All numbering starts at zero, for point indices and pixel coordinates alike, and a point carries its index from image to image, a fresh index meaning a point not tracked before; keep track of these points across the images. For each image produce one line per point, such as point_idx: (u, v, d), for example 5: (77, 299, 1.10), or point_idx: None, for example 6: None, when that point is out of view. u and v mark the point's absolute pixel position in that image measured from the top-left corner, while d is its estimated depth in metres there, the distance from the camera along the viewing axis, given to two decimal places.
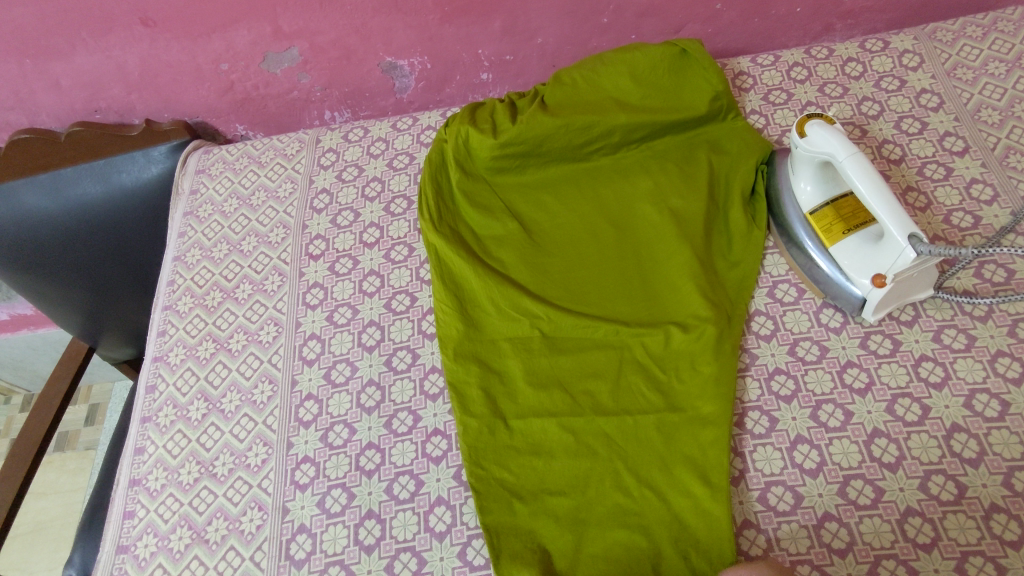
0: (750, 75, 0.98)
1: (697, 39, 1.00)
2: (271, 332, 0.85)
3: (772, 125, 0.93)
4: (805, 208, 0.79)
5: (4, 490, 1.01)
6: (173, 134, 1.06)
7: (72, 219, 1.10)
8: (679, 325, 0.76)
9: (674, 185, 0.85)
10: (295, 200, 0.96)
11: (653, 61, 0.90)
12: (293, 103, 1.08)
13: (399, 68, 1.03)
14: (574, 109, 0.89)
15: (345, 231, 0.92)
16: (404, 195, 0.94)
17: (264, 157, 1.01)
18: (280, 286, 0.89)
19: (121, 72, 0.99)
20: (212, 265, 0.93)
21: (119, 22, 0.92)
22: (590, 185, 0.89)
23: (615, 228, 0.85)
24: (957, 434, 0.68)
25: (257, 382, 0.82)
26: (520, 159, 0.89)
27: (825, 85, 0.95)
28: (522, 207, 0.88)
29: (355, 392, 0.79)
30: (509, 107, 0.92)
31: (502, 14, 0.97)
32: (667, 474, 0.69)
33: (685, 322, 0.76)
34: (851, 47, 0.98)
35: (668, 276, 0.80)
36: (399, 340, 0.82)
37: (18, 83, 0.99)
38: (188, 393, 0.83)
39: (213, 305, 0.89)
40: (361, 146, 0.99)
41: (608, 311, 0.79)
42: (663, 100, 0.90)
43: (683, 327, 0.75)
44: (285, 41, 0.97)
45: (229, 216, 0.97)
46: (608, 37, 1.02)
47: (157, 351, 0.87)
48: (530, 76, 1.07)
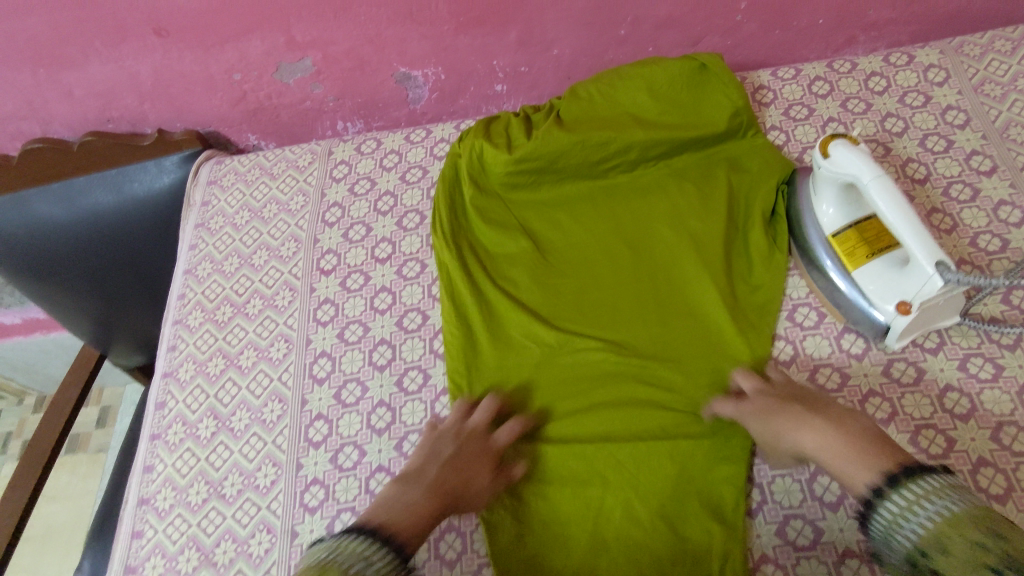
0: (771, 89, 0.95)
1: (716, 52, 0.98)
2: (281, 349, 0.84)
3: (793, 142, 0.91)
4: (827, 230, 0.76)
5: (16, 499, 1.01)
6: (185, 144, 1.05)
7: (85, 228, 1.10)
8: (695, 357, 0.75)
9: (691, 207, 0.84)
10: (306, 213, 0.95)
11: (671, 75, 0.88)
12: (305, 113, 1.07)
13: (412, 78, 1.02)
14: (590, 124, 0.88)
15: (357, 246, 0.91)
16: (417, 210, 0.93)
17: (276, 169, 1.00)
18: (292, 301, 0.88)
19: (134, 82, 0.98)
20: (224, 279, 0.92)
21: (132, 32, 0.91)
22: (605, 203, 0.87)
23: (629, 247, 0.84)
24: (983, 468, 0.66)
25: (267, 400, 0.81)
26: (534, 175, 0.88)
27: (848, 100, 0.93)
28: (536, 225, 0.87)
29: (366, 412, 0.78)
30: (524, 121, 0.91)
31: (518, 25, 0.95)
32: (680, 507, 0.67)
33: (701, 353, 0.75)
34: (875, 61, 0.96)
35: (683, 302, 0.79)
36: (410, 359, 0.81)
37: (31, 92, 0.98)
38: (198, 410, 0.82)
39: (224, 319, 0.88)
40: (374, 158, 0.98)
41: (622, 336, 0.78)
42: (682, 115, 0.88)
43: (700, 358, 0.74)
44: (298, 52, 0.96)
45: (240, 229, 0.96)
46: (625, 49, 1.00)
47: (167, 366, 0.87)
48: (545, 87, 1.06)
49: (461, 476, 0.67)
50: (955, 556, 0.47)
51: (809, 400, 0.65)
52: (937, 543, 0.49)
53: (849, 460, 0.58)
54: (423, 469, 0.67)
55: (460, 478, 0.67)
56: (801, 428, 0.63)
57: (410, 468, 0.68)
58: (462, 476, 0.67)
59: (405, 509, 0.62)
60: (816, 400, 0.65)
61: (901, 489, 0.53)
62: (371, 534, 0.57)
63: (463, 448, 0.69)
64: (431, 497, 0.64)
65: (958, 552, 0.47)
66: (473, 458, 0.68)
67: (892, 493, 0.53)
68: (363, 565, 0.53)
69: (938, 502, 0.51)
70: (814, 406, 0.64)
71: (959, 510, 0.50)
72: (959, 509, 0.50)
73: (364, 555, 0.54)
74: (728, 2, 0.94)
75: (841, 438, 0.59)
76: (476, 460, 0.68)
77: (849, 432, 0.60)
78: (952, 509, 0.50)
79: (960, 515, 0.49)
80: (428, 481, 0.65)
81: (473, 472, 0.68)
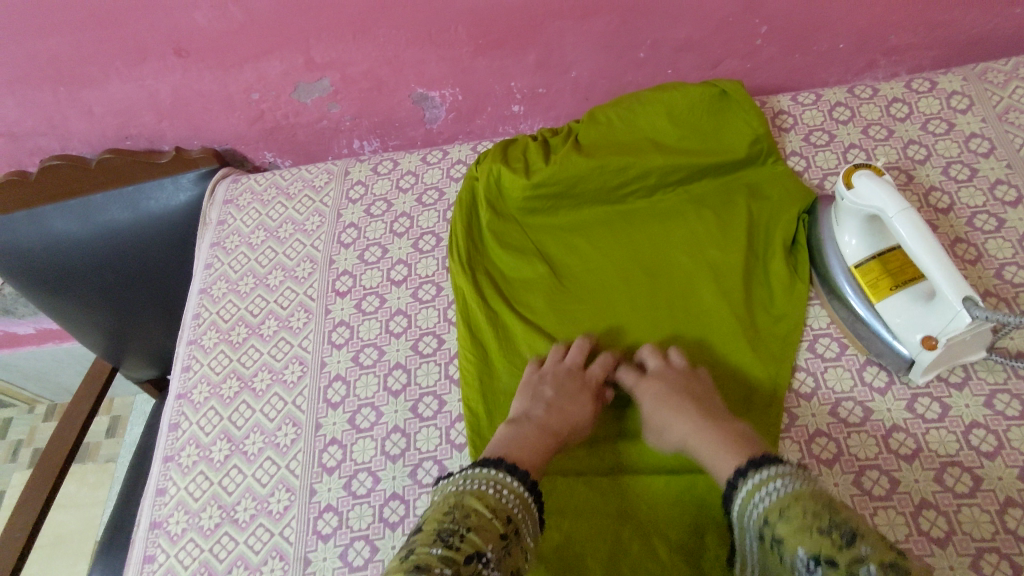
0: (790, 114, 0.95)
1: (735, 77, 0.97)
2: (295, 372, 0.84)
3: (814, 168, 0.90)
4: (849, 260, 0.75)
5: (27, 512, 1.03)
6: (202, 162, 1.05)
7: (101, 244, 1.10)
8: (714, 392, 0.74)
9: (710, 234, 0.83)
10: (322, 233, 0.95)
11: (691, 101, 0.87)
12: (322, 132, 1.07)
13: (430, 99, 1.02)
14: (609, 149, 0.87)
15: (373, 267, 0.91)
16: (433, 232, 0.92)
17: (292, 189, 1.00)
18: (307, 323, 0.87)
19: (153, 101, 0.98)
20: (238, 299, 0.92)
21: (152, 52, 0.91)
22: (622, 228, 0.87)
23: (647, 273, 0.83)
24: (1011, 509, 0.65)
25: (281, 424, 0.80)
26: (552, 200, 0.88)
27: (869, 127, 0.92)
28: (554, 250, 0.87)
29: (381, 438, 0.77)
30: (542, 145, 0.91)
31: (536, 47, 0.95)
32: (700, 543, 0.66)
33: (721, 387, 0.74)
34: (896, 87, 0.95)
35: (701, 331, 0.78)
36: (426, 384, 0.80)
37: (51, 110, 0.98)
38: (211, 433, 0.81)
39: (239, 341, 0.88)
40: (390, 179, 0.98)
41: (640, 365, 0.77)
42: (702, 141, 0.87)
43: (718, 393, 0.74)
44: (316, 72, 0.96)
45: (256, 249, 0.96)
46: (643, 72, 1.00)
47: (180, 388, 0.86)
48: (562, 109, 1.05)
49: (572, 422, 0.71)
50: (793, 526, 0.52)
51: (694, 390, 0.70)
52: (778, 514, 0.54)
53: (715, 453, 0.63)
54: (532, 406, 0.72)
55: (566, 421, 0.71)
56: (678, 418, 0.68)
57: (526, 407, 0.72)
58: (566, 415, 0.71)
59: (522, 449, 0.66)
60: (704, 393, 0.70)
61: (748, 477, 0.58)
62: (506, 465, 0.63)
63: (571, 392, 0.72)
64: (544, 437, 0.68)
65: (795, 522, 0.52)
66: (578, 401, 0.72)
67: (749, 477, 0.58)
68: (495, 492, 0.60)
69: (786, 482, 0.55)
70: (693, 398, 0.69)
71: (803, 488, 0.54)
72: (803, 487, 0.54)
73: (490, 481, 0.61)
74: (749, 26, 0.94)
75: (713, 433, 0.65)
76: (579, 404, 0.72)
77: (719, 428, 0.65)
78: (795, 487, 0.55)
79: (803, 491, 0.54)
80: (540, 424, 0.69)
81: (575, 414, 0.71)
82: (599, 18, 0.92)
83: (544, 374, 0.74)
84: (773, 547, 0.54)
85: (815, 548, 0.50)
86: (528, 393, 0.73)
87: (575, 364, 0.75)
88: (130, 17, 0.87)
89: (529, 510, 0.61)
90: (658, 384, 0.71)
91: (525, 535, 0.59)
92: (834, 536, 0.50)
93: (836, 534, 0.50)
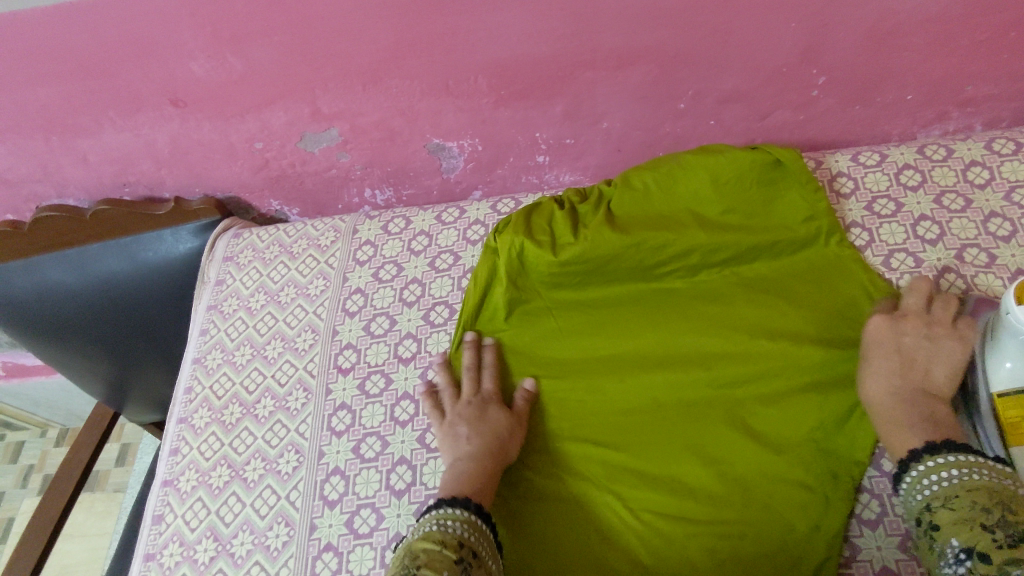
0: (850, 177, 0.84)
1: (822, 154, 0.87)
2: (291, 462, 0.76)
3: (878, 243, 0.79)
4: (994, 387, 0.64)
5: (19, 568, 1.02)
6: (203, 213, 0.98)
7: (97, 294, 1.06)
8: (763, 517, 0.65)
9: (761, 323, 0.74)
10: (326, 299, 0.87)
11: (740, 168, 0.77)
12: (331, 180, 0.99)
13: (447, 149, 0.93)
14: (645, 224, 0.78)
15: (380, 341, 0.82)
16: (446, 302, 0.84)
17: (296, 247, 0.93)
18: (305, 405, 0.80)
19: (151, 149, 0.92)
20: (233, 372, 0.84)
21: (148, 102, 0.84)
22: (659, 310, 0.77)
23: (692, 365, 0.73)
24: None
25: (273, 523, 0.73)
26: (580, 277, 0.78)
27: (943, 195, 0.80)
28: (580, 333, 0.77)
29: (380, 548, 0.69)
30: (570, 214, 0.81)
31: (565, 99, 0.86)
32: None
33: (766, 511, 0.65)
34: (974, 147, 0.83)
35: (749, 437, 0.69)
36: (432, 486, 0.72)
37: (45, 159, 0.92)
38: (197, 529, 0.74)
39: (232, 422, 0.81)
40: (401, 240, 0.90)
41: (678, 476, 0.68)
42: (751, 216, 0.78)
43: (765, 519, 0.65)
44: (324, 122, 0.88)
45: (254, 314, 0.88)
46: (683, 123, 0.90)
47: (167, 473, 0.80)
48: (591, 159, 0.95)
49: (497, 439, 0.70)
50: (955, 515, 0.55)
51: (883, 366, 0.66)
52: (945, 504, 0.56)
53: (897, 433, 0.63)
54: (455, 450, 0.70)
55: (493, 441, 0.70)
56: (874, 375, 0.66)
57: (454, 455, 0.69)
58: (487, 434, 0.70)
59: (479, 483, 0.66)
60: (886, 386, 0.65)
61: (930, 458, 0.59)
62: (450, 501, 0.63)
63: (478, 417, 0.71)
64: (479, 467, 0.67)
65: (961, 512, 0.55)
66: (487, 421, 0.71)
67: (921, 462, 0.60)
68: (440, 528, 0.59)
69: (964, 472, 0.57)
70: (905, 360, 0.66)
71: (983, 480, 0.56)
72: (976, 479, 0.56)
73: (434, 520, 0.61)
74: (805, 77, 0.83)
75: (897, 408, 0.64)
76: (494, 417, 0.71)
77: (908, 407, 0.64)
78: (976, 479, 0.56)
79: (988, 486, 0.55)
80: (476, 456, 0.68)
81: (496, 428, 0.70)
82: (635, 69, 0.82)
83: (453, 421, 0.72)
84: (928, 536, 0.57)
85: (971, 542, 0.53)
86: (447, 440, 0.71)
87: (471, 395, 0.74)
88: (124, 67, 0.80)
89: (479, 534, 0.60)
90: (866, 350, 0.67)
91: (485, 557, 0.59)
92: (998, 536, 0.52)
93: (1000, 535, 0.52)
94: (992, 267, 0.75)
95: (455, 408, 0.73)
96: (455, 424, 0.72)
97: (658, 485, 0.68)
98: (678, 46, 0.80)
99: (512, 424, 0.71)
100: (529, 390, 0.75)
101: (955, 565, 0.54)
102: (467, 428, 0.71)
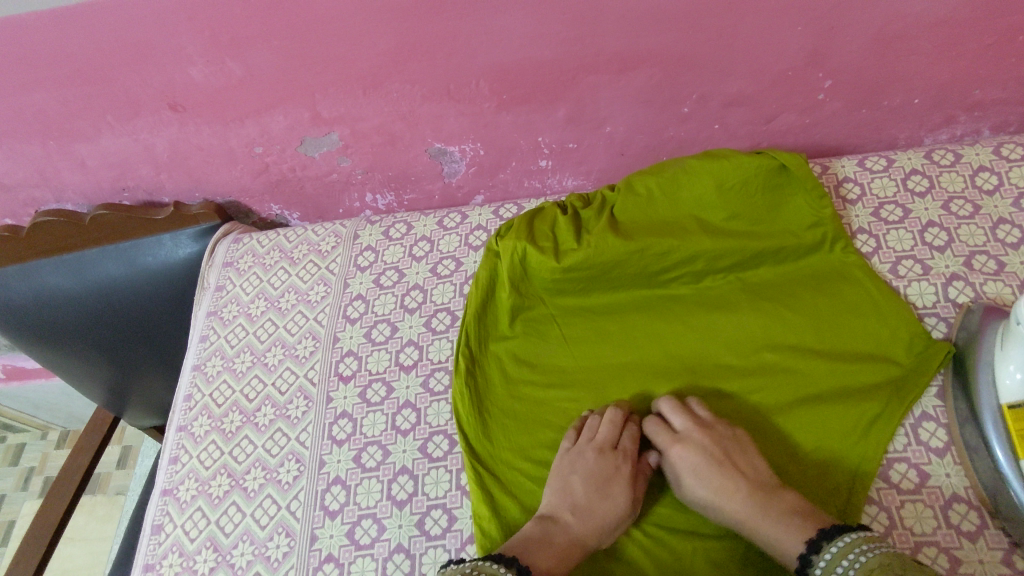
0: (856, 183, 0.83)
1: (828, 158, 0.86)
2: (292, 471, 0.75)
3: (885, 250, 0.78)
4: (1003, 398, 0.63)
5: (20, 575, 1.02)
6: (202, 218, 0.97)
7: (97, 299, 1.05)
8: None
9: (766, 331, 0.73)
10: (327, 305, 0.86)
11: (745, 174, 0.76)
12: (331, 185, 0.98)
13: (449, 154, 0.92)
14: (649, 230, 0.77)
15: (381, 349, 0.82)
16: (448, 309, 0.83)
17: (296, 253, 0.92)
18: (306, 413, 0.79)
19: (150, 154, 0.91)
20: (233, 379, 0.84)
21: (147, 106, 0.83)
22: (663, 317, 0.76)
23: (696, 371, 0.73)
24: None
25: (273, 533, 0.72)
26: (583, 283, 0.77)
27: (951, 201, 0.79)
28: (583, 340, 0.77)
29: (381, 559, 0.68)
30: (573, 220, 0.80)
31: (567, 103, 0.85)
32: None
33: None
34: (982, 153, 0.82)
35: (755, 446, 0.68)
36: (434, 496, 0.71)
37: (42, 164, 0.91)
38: (196, 539, 0.74)
39: (232, 431, 0.80)
40: (403, 246, 0.89)
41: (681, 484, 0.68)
42: (756, 221, 0.77)
43: None
44: (325, 127, 0.87)
45: (254, 321, 0.88)
46: (687, 127, 0.89)
47: (166, 482, 0.79)
48: (594, 164, 0.94)
49: (610, 521, 0.64)
50: None
51: (737, 462, 0.64)
52: None
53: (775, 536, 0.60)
54: (563, 501, 0.66)
55: (603, 519, 0.64)
56: (696, 479, 0.65)
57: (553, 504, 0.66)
58: (608, 507, 0.65)
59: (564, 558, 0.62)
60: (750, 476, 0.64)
61: (828, 547, 0.56)
62: (499, 555, 0.59)
63: (606, 483, 0.66)
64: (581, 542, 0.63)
65: None
66: (612, 489, 0.66)
67: (821, 557, 0.56)
68: None
69: (868, 549, 0.54)
70: (710, 455, 0.65)
71: (874, 563, 0.53)
72: (874, 559, 0.53)
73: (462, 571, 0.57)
74: (811, 81, 0.82)
75: (751, 510, 0.62)
76: (620, 493, 0.66)
77: (775, 504, 0.61)
78: (869, 559, 0.53)
79: (881, 568, 0.52)
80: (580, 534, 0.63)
81: (621, 502, 0.65)
82: (639, 73, 0.81)
83: (570, 468, 0.68)
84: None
85: None
86: (558, 487, 0.67)
87: (607, 447, 0.68)
88: (122, 72, 0.79)
89: None
90: (695, 453, 0.65)
91: None
92: None
93: None
94: (1001, 276, 0.74)
95: (586, 450, 0.68)
96: (570, 477, 0.67)
97: (661, 494, 0.67)
98: (682, 50, 0.79)
99: (634, 507, 0.66)
100: (651, 466, 0.70)
101: None
102: (585, 490, 0.65)
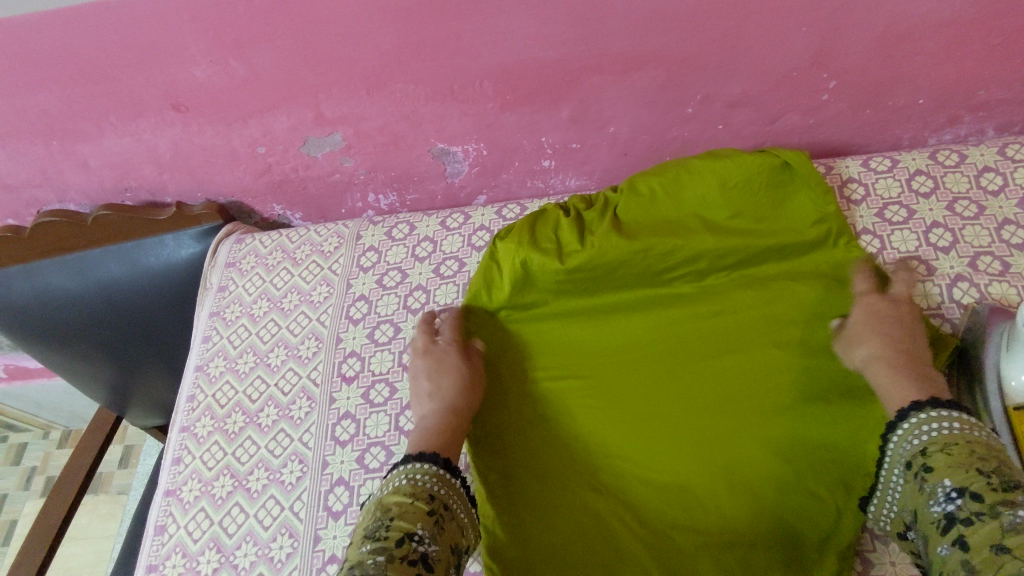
0: (861, 184, 0.82)
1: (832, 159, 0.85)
2: (295, 471, 0.75)
3: (889, 251, 0.78)
4: (1010, 401, 0.63)
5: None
6: (205, 219, 0.97)
7: (99, 299, 1.05)
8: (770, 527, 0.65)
9: (771, 331, 0.72)
10: (330, 306, 0.86)
11: (748, 173, 0.76)
12: (334, 185, 0.98)
13: (452, 154, 0.92)
14: (653, 230, 0.77)
15: (384, 349, 0.81)
16: (451, 310, 0.83)
17: (299, 253, 0.92)
18: (308, 413, 0.79)
19: (153, 154, 0.91)
20: (236, 380, 0.84)
21: (149, 106, 0.83)
22: (667, 318, 0.76)
23: (700, 371, 0.73)
24: None
25: (276, 534, 0.72)
26: (587, 284, 0.77)
27: (955, 202, 0.79)
28: (587, 340, 0.77)
29: None
30: (576, 220, 0.80)
31: (571, 103, 0.85)
32: None
33: (774, 519, 0.65)
34: (987, 153, 0.81)
35: (760, 447, 0.68)
36: None
37: (45, 164, 0.91)
38: (200, 540, 0.74)
39: (234, 431, 0.80)
40: (406, 246, 0.89)
41: (686, 483, 0.68)
42: (760, 220, 0.77)
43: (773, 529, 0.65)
44: (328, 127, 0.87)
45: (257, 321, 0.88)
46: (690, 128, 0.88)
47: (169, 484, 0.79)
48: (597, 164, 0.94)
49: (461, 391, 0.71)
50: (951, 459, 0.52)
51: (911, 329, 0.65)
52: (942, 447, 0.53)
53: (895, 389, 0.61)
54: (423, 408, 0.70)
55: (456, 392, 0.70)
56: (868, 340, 0.65)
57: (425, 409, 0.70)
58: (450, 380, 0.71)
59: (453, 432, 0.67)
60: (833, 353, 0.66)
61: (916, 413, 0.57)
62: (420, 456, 0.62)
63: (437, 367, 0.72)
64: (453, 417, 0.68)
65: (957, 458, 0.52)
66: (445, 373, 0.72)
67: (923, 411, 0.57)
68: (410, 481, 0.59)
69: (959, 426, 0.54)
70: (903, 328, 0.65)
71: (980, 436, 0.53)
72: (980, 436, 0.53)
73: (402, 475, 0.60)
74: (815, 82, 0.82)
75: (898, 364, 0.62)
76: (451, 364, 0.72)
77: (917, 367, 0.62)
78: (974, 433, 0.53)
79: (975, 437, 0.53)
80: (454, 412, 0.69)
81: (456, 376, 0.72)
82: (643, 73, 0.81)
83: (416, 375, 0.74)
84: (919, 477, 0.54)
85: (964, 483, 0.49)
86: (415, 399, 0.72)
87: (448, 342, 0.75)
88: (124, 72, 0.79)
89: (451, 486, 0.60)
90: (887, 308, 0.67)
91: (457, 510, 0.59)
92: (993, 479, 0.49)
93: (995, 478, 0.49)
94: (1006, 276, 0.73)
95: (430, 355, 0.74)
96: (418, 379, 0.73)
97: (666, 493, 0.68)
98: (686, 51, 0.79)
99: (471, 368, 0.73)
100: (477, 348, 0.76)
101: (945, 502, 0.50)
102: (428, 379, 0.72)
